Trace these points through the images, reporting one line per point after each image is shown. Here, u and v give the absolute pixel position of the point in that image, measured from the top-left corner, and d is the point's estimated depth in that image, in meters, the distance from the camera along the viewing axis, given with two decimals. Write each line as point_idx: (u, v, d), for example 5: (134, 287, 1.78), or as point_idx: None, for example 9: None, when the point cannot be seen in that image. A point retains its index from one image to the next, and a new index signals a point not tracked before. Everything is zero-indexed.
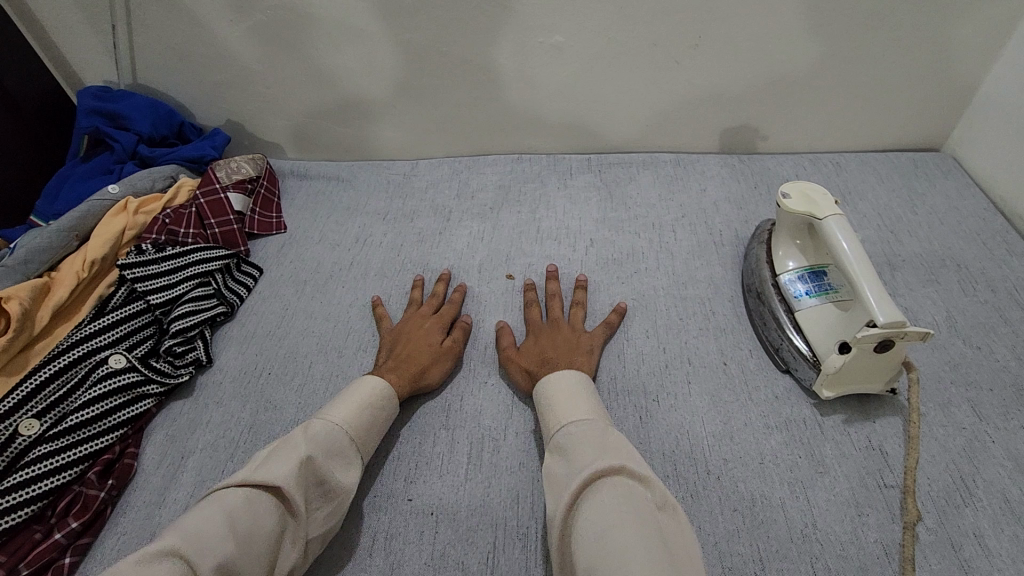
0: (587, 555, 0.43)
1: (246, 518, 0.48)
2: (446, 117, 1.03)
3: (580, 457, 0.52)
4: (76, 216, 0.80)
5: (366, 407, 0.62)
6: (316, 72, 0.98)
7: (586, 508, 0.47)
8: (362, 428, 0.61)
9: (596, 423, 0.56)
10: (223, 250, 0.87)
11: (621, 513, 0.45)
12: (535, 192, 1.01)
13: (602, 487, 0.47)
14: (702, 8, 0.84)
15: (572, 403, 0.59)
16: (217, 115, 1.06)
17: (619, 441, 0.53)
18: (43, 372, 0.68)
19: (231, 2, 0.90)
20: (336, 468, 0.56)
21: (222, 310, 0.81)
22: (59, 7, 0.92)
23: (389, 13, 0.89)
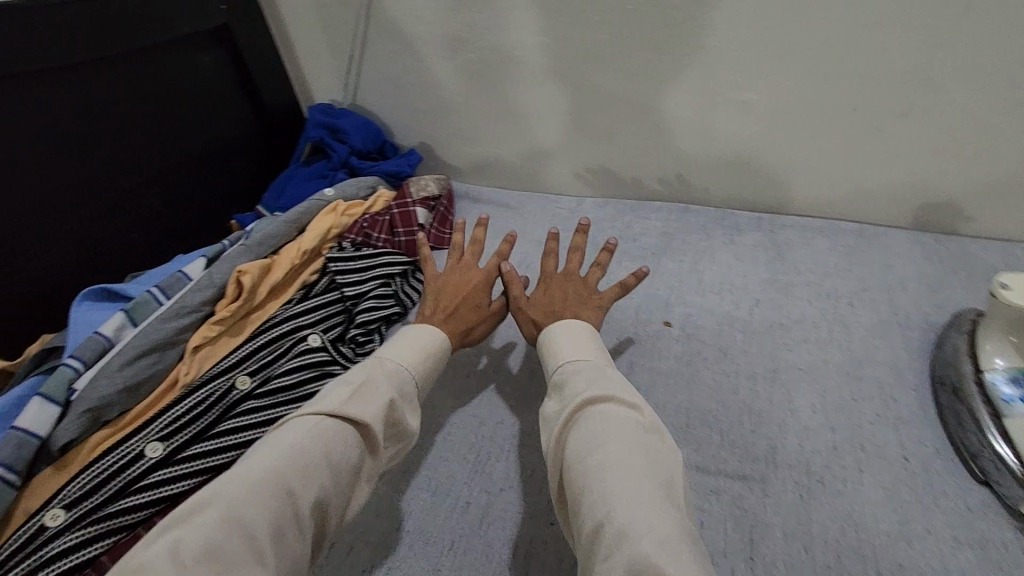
0: (577, 475, 0.47)
1: (335, 450, 0.51)
2: (619, 161, 1.06)
3: (571, 391, 0.55)
4: (300, 211, 0.94)
5: (429, 353, 0.65)
6: (507, 108, 1.07)
7: (582, 444, 0.48)
8: (423, 370, 0.64)
9: (593, 364, 0.57)
10: (405, 257, 0.96)
11: (607, 433, 0.48)
12: (699, 244, 1.00)
13: (603, 427, 0.48)
14: (918, 79, 0.79)
15: (573, 344, 0.61)
16: (413, 137, 1.19)
17: (612, 379, 0.54)
18: (260, 339, 0.80)
19: (450, 41, 1.01)
20: (408, 409, 0.60)
21: (398, 309, 0.89)
22: (312, 37, 1.10)
23: (585, 60, 0.94)
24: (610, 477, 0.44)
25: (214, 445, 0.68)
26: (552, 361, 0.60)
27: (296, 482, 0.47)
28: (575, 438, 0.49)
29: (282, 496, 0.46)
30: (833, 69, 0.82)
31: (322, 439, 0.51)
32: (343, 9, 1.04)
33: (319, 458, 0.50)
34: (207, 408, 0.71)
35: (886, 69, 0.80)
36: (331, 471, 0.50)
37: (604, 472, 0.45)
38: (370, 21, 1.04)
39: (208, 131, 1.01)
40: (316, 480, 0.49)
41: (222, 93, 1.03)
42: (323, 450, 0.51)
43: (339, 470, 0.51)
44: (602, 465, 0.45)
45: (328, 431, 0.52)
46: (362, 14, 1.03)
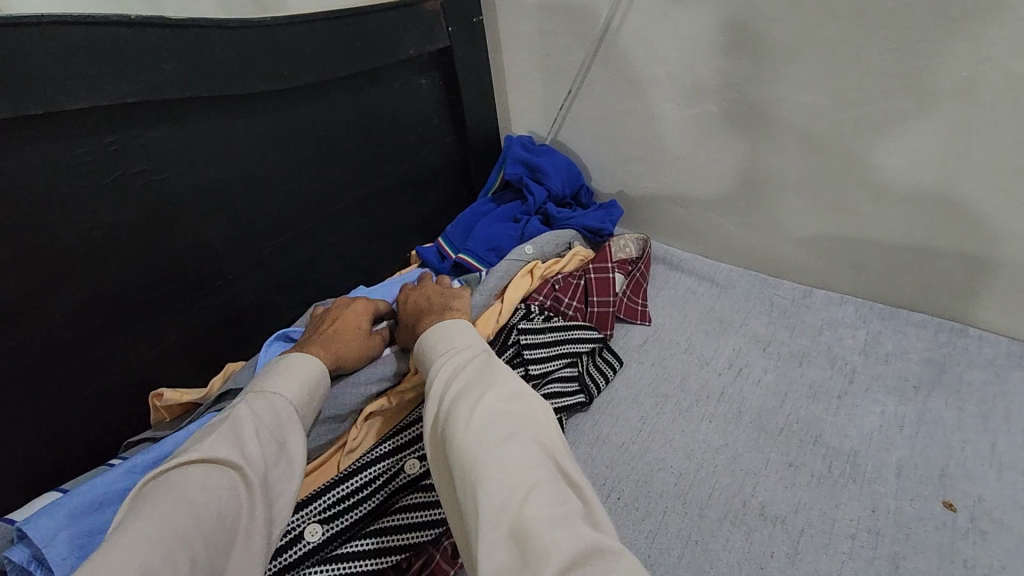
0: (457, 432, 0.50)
1: (196, 499, 0.45)
2: (879, 256, 0.84)
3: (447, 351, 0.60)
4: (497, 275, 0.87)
5: (312, 381, 0.62)
6: (742, 171, 0.89)
7: (467, 419, 0.50)
8: (305, 396, 0.60)
9: (465, 347, 0.60)
10: (592, 331, 0.82)
11: (500, 416, 0.50)
12: (988, 388, 0.75)
13: (469, 394, 0.52)
14: None
15: (459, 324, 0.64)
16: (615, 185, 1.05)
17: (504, 366, 0.56)
18: None
19: (690, 89, 0.86)
20: (284, 439, 0.55)
21: (584, 399, 0.77)
22: (529, 65, 1.00)
23: (869, 130, 0.75)
24: (495, 459, 0.46)
25: (375, 544, 0.59)
26: (427, 349, 0.62)
27: (157, 555, 0.40)
28: (454, 418, 0.50)
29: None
30: None
31: (172, 489, 0.46)
32: (573, 40, 0.92)
33: (178, 509, 0.44)
34: (373, 491, 0.63)
35: None
36: (200, 524, 0.44)
37: (493, 453, 0.46)
38: (600, 57, 0.91)
39: (407, 160, 0.95)
40: (180, 533, 0.43)
41: (428, 121, 0.97)
42: (182, 504, 0.45)
43: (209, 524, 0.45)
44: (481, 441, 0.47)
45: (183, 478, 0.47)
46: (593, 48, 0.91)
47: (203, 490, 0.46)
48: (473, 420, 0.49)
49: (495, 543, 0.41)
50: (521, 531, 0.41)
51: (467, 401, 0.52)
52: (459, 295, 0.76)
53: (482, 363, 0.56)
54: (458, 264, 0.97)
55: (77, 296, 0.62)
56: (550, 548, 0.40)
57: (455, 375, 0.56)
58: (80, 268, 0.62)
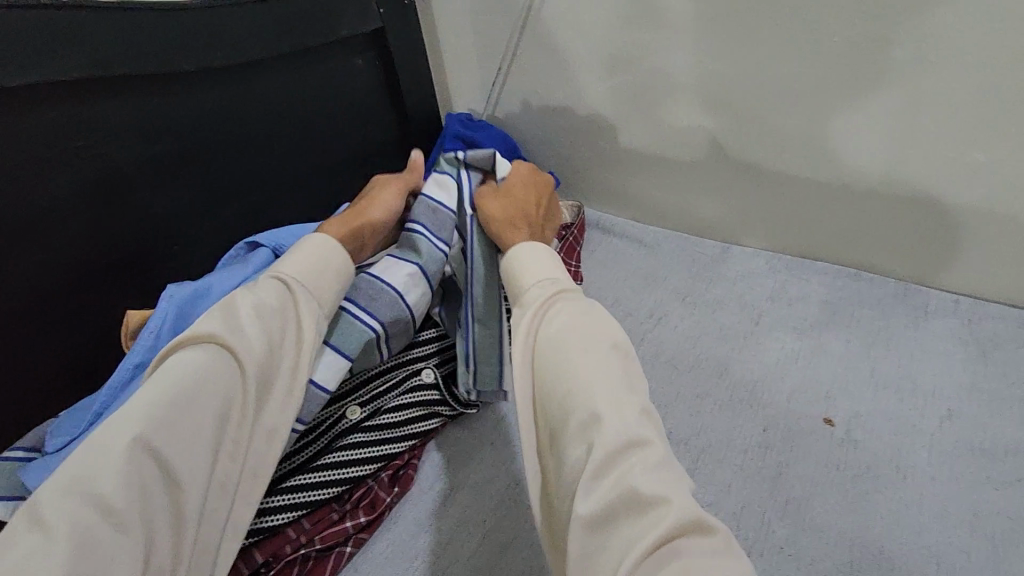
0: (565, 380, 0.50)
1: (192, 384, 0.50)
2: (784, 210, 0.92)
3: (548, 293, 0.59)
4: None
5: (317, 258, 0.63)
6: (662, 137, 0.96)
7: (574, 370, 0.50)
8: (305, 272, 0.62)
9: (568, 292, 0.59)
10: None
11: (603, 368, 0.50)
12: (875, 322, 0.84)
13: (573, 341, 0.52)
14: None
15: (542, 263, 0.63)
16: (550, 157, 1.11)
17: (604, 314, 0.56)
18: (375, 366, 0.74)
19: (608, 61, 0.92)
20: (285, 322, 0.58)
21: None
22: (462, 44, 1.06)
23: (767, 94, 0.83)
24: (609, 413, 0.47)
25: (315, 479, 0.65)
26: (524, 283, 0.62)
27: (154, 433, 0.48)
28: (560, 357, 0.52)
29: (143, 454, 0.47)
30: None
31: (173, 370, 0.51)
32: (500, 19, 0.98)
33: (170, 384, 0.50)
34: (318, 435, 0.68)
35: None
36: (196, 405, 0.50)
37: (599, 396, 0.48)
38: (526, 34, 0.97)
39: (348, 137, 1.01)
40: (175, 416, 0.49)
41: (367, 100, 1.02)
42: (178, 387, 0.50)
43: (202, 405, 0.51)
44: (591, 387, 0.49)
45: (180, 361, 0.51)
46: (519, 26, 0.97)
47: (200, 370, 0.51)
48: (581, 367, 0.50)
49: (604, 491, 0.43)
50: (624, 482, 0.43)
51: (575, 343, 0.52)
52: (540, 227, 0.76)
53: (585, 313, 0.56)
54: None
55: (32, 256, 0.69)
56: (658, 514, 0.41)
57: (559, 318, 0.55)
58: (25, 236, 0.68)
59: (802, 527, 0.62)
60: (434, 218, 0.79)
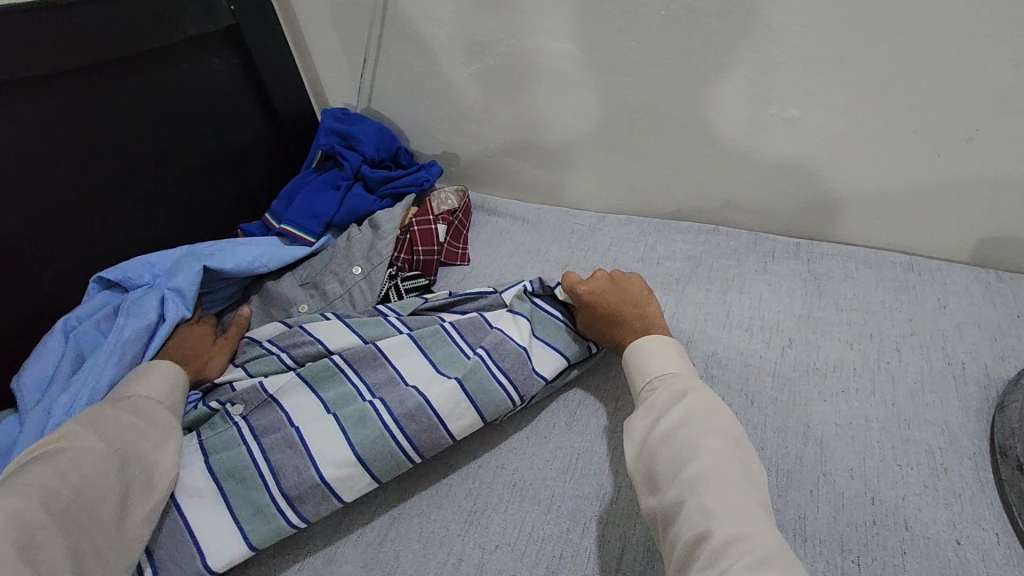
0: (685, 478, 0.52)
1: (67, 474, 0.56)
2: (645, 178, 0.98)
3: (671, 388, 0.61)
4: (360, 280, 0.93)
5: (164, 382, 0.71)
6: (527, 118, 1.00)
7: (691, 474, 0.52)
8: (161, 391, 0.70)
9: (685, 385, 0.61)
10: (421, 281, 0.95)
11: (725, 469, 0.52)
12: (730, 271, 0.92)
13: (694, 439, 0.55)
14: (986, 99, 0.71)
15: (661, 358, 0.65)
16: (429, 145, 1.12)
17: (725, 412, 0.58)
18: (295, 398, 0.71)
19: (468, 47, 0.95)
20: (155, 424, 0.66)
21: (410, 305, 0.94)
22: (325, 39, 1.05)
23: (614, 70, 0.87)
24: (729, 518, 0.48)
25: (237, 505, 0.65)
26: (642, 373, 0.65)
27: (34, 515, 0.52)
28: (677, 445, 0.55)
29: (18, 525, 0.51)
30: (888, 85, 0.74)
31: (44, 473, 0.56)
32: (358, 10, 0.99)
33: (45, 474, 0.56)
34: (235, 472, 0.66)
35: (953, 88, 0.72)
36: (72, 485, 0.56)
37: (711, 490, 0.50)
38: (385, 24, 0.98)
39: (215, 139, 0.98)
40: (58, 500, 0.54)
41: (232, 100, 0.99)
42: (56, 482, 0.55)
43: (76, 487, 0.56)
44: (710, 474, 0.51)
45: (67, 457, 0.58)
46: (378, 16, 0.98)
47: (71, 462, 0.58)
48: (697, 457, 0.53)
49: None
50: None
51: (689, 437, 0.55)
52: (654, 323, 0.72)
53: (700, 405, 0.58)
54: (282, 234, 1.01)
55: None
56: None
57: (671, 415, 0.58)
58: None
59: None
60: (502, 351, 0.72)
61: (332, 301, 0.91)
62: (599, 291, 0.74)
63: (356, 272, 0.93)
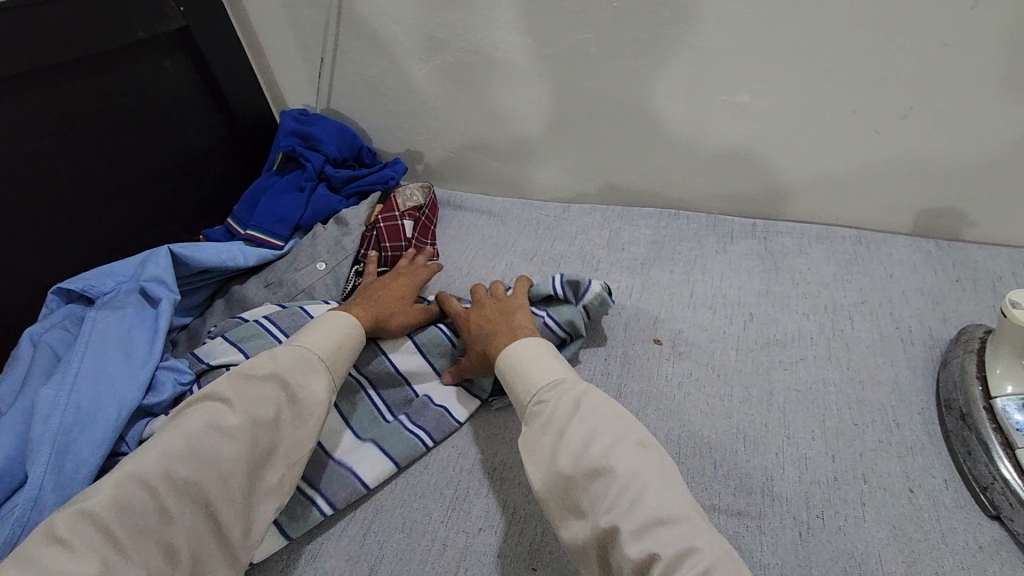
0: (609, 502, 0.50)
1: (208, 447, 0.55)
2: (606, 166, 1.01)
3: (562, 400, 0.57)
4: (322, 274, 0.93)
5: (337, 336, 0.68)
6: (487, 112, 1.01)
7: (616, 496, 0.50)
8: (329, 353, 0.67)
9: (575, 394, 0.58)
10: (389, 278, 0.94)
11: (648, 480, 0.50)
12: (691, 252, 0.95)
13: (606, 458, 0.52)
14: (918, 77, 0.76)
15: (543, 367, 0.61)
16: (392, 142, 1.12)
17: (617, 412, 0.56)
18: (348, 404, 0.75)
19: (426, 43, 0.96)
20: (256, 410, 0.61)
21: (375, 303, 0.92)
22: (280, 39, 1.04)
23: (570, 62, 0.89)
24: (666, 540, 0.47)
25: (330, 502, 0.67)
26: (527, 385, 0.60)
27: (161, 474, 0.53)
28: (589, 466, 0.52)
29: (142, 488, 0.52)
30: (829, 68, 0.79)
31: (190, 428, 0.56)
32: (313, 9, 0.98)
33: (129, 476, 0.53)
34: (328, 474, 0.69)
35: (887, 69, 0.76)
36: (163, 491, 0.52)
37: (643, 497, 0.49)
38: (341, 22, 0.98)
39: (170, 144, 0.96)
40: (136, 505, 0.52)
41: (186, 102, 0.98)
42: (191, 443, 0.55)
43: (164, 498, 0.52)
44: (636, 488, 0.50)
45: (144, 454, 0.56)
46: (332, 14, 0.98)
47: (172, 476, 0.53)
48: (614, 475, 0.51)
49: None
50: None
51: (597, 456, 0.52)
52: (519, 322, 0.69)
53: (598, 412, 0.56)
54: (247, 240, 0.99)
55: None
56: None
57: (575, 431, 0.54)
58: None
59: None
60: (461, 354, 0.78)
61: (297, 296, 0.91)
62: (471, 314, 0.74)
63: (320, 268, 0.93)
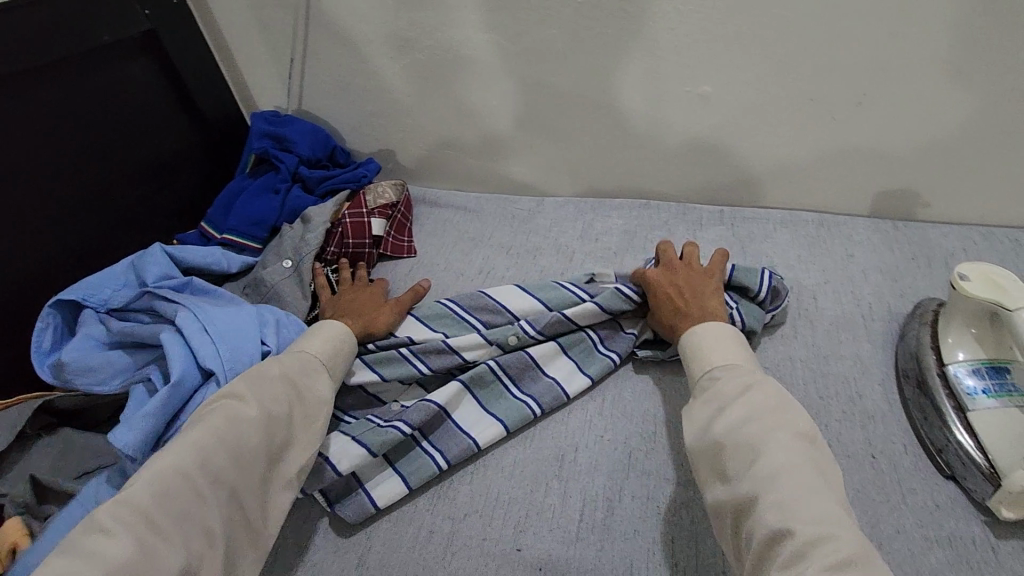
0: (753, 482, 0.50)
1: (233, 434, 0.56)
2: (578, 160, 1.03)
3: (729, 381, 0.58)
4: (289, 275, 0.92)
5: (333, 339, 0.71)
6: (460, 109, 1.02)
7: (760, 476, 0.50)
8: (330, 356, 0.69)
9: (745, 376, 0.58)
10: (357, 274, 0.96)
11: (794, 466, 0.50)
12: (662, 240, 0.98)
13: (765, 439, 0.52)
14: (870, 65, 0.79)
15: (717, 347, 0.63)
16: (365, 142, 1.13)
17: (790, 401, 0.56)
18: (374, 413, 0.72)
19: (395, 42, 0.96)
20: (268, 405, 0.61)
21: None
22: (248, 40, 1.03)
23: (540, 58, 0.91)
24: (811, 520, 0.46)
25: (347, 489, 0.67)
26: (702, 363, 0.62)
27: (197, 463, 0.54)
28: (745, 441, 0.52)
29: (179, 480, 0.52)
30: (786, 59, 0.82)
31: (212, 424, 0.57)
32: (280, 10, 0.98)
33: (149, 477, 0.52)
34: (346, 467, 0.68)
35: (840, 58, 0.80)
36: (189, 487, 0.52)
37: (780, 477, 0.49)
38: (310, 23, 0.98)
39: (139, 148, 0.96)
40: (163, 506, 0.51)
41: (155, 105, 0.97)
42: (216, 434, 0.56)
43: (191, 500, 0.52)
44: (760, 452, 0.51)
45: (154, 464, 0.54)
46: (301, 15, 0.98)
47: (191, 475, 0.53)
48: (768, 454, 0.51)
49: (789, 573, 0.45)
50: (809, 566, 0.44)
51: (758, 432, 0.53)
52: (711, 287, 0.73)
53: (767, 395, 0.56)
54: (226, 245, 1.00)
55: None
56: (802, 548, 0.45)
57: (734, 408, 0.55)
58: None
59: (615, 417, 0.73)
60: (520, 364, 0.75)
61: (266, 297, 0.91)
62: (665, 279, 0.75)
63: (286, 265, 0.93)
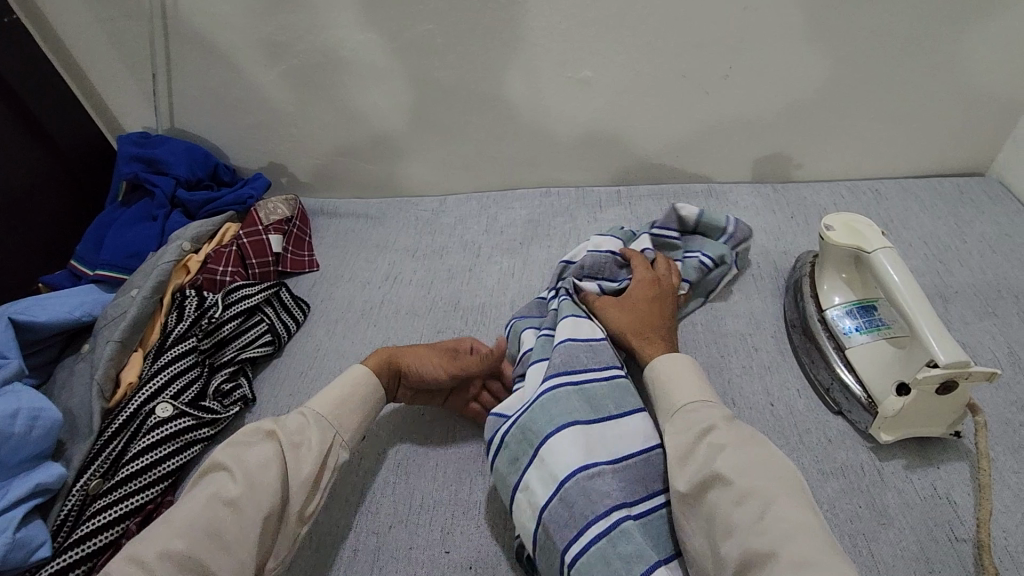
0: (743, 525, 0.49)
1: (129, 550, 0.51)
2: (474, 155, 1.02)
3: (715, 432, 0.55)
4: (133, 307, 0.78)
5: (343, 392, 0.66)
6: (346, 112, 0.98)
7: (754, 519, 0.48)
8: (335, 411, 0.64)
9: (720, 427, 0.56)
10: (264, 282, 0.85)
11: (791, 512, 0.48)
12: (565, 226, 0.99)
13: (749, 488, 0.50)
14: (729, 39, 0.84)
15: (682, 387, 0.61)
16: (249, 156, 1.07)
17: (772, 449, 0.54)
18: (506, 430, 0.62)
19: (267, 49, 0.92)
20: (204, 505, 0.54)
21: (270, 338, 0.81)
22: (101, 57, 0.95)
23: (419, 54, 0.90)
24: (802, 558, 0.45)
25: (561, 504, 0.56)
26: (669, 406, 0.60)
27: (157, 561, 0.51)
28: (743, 487, 0.50)
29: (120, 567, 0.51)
30: (656, 38, 0.85)
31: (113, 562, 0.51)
32: (133, 21, 0.91)
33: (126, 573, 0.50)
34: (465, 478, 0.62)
35: (704, 34, 0.84)
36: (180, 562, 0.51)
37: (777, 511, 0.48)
38: (169, 34, 0.91)
39: None
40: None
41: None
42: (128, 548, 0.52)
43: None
44: (764, 493, 0.50)
45: None
46: (158, 27, 0.91)
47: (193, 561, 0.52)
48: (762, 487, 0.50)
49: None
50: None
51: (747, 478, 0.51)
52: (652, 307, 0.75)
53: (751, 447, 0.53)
54: (98, 280, 0.90)
55: None
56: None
57: (726, 460, 0.53)
58: None
59: None
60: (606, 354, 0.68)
61: (101, 324, 0.79)
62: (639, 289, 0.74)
63: (139, 291, 0.80)
